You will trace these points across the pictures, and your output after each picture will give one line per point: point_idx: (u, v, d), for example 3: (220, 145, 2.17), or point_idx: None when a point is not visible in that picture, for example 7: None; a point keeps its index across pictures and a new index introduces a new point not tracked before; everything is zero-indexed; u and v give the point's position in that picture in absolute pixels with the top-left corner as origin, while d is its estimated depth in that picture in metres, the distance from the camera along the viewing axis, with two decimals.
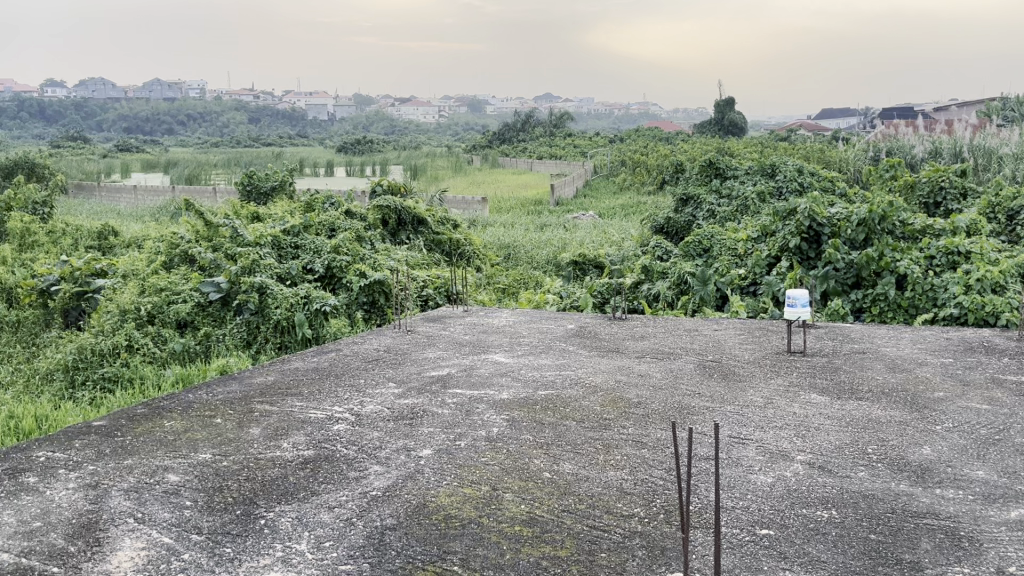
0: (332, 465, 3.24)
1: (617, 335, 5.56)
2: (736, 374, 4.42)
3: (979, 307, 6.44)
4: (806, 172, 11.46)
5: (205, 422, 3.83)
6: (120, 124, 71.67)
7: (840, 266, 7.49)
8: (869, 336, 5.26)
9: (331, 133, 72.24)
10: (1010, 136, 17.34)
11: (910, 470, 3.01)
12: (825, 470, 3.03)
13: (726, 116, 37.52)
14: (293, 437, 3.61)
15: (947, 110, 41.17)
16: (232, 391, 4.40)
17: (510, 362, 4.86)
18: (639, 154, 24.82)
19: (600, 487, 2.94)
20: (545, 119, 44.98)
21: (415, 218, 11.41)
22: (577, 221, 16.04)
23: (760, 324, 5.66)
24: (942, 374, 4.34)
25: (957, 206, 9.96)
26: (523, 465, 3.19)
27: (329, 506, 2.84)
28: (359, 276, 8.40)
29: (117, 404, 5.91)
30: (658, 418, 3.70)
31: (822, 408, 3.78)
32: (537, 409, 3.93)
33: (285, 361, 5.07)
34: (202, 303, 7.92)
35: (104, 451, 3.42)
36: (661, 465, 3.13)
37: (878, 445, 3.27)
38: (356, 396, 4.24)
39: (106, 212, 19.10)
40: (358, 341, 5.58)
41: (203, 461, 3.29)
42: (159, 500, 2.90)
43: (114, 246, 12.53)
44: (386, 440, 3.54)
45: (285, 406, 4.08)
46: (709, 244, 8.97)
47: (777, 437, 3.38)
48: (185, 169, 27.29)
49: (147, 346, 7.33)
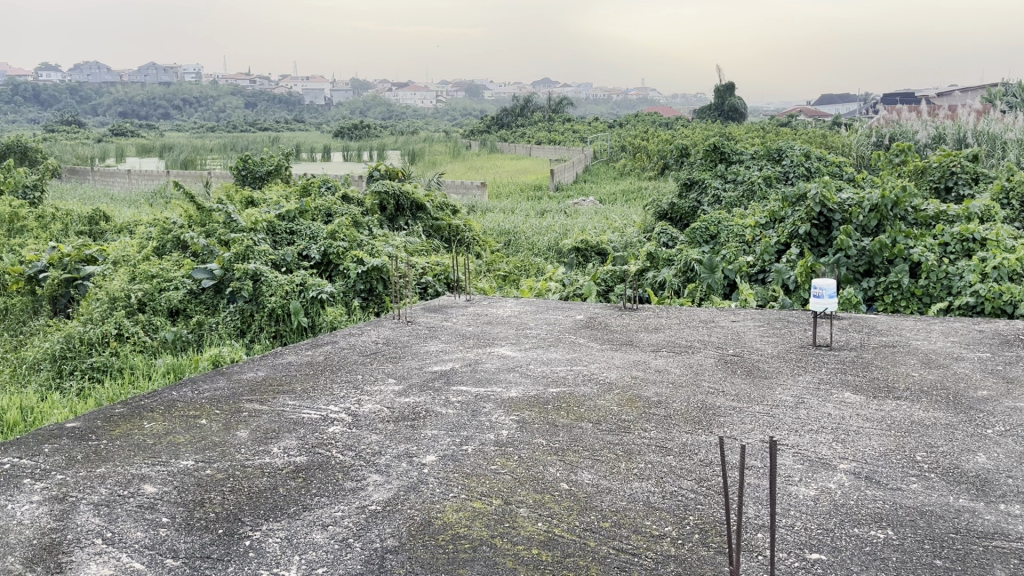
0: (326, 474, 2.95)
1: (629, 326, 5.26)
2: (761, 370, 4.13)
3: (996, 295, 6.16)
4: (814, 157, 11.08)
5: (188, 424, 3.53)
6: (115, 106, 70.87)
7: (851, 253, 7.15)
8: (897, 328, 4.96)
9: (327, 117, 71.76)
10: (1014, 121, 16.97)
11: (967, 482, 2.72)
12: (873, 481, 2.73)
13: (726, 100, 37.07)
14: (284, 441, 3.32)
15: (948, 96, 40.89)
16: (220, 388, 4.10)
17: (517, 356, 4.56)
18: (640, 138, 24.42)
19: (625, 501, 2.64)
20: (545, 104, 44.52)
21: (413, 203, 11.05)
22: (578, 207, 15.73)
23: (779, 315, 5.36)
24: (981, 370, 4.04)
25: (969, 191, 9.63)
26: (537, 475, 2.89)
27: (322, 524, 2.54)
28: (356, 262, 8.12)
29: (106, 396, 5.61)
30: (682, 420, 3.40)
31: (859, 409, 3.47)
32: (549, 408, 3.63)
33: (277, 354, 4.77)
34: (194, 290, 7.62)
35: (75, 457, 3.12)
36: (690, 475, 2.83)
37: (928, 452, 2.97)
38: (353, 394, 3.94)
39: (99, 197, 18.73)
40: (355, 332, 5.27)
41: (185, 469, 2.99)
42: (132, 517, 2.60)
43: (105, 232, 12.20)
44: (386, 444, 3.24)
45: (276, 405, 3.78)
46: (716, 230, 8.65)
47: (815, 442, 3.08)
48: (181, 154, 26.97)
49: (138, 335, 7.04)
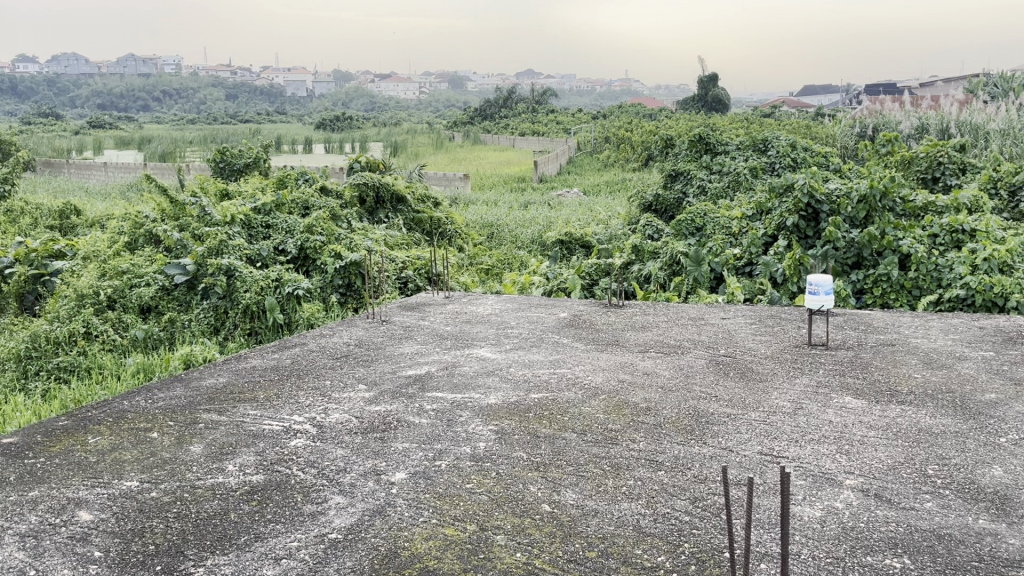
0: (284, 496, 2.68)
1: (615, 324, 5.00)
2: (755, 373, 3.89)
3: (987, 287, 5.96)
4: (800, 147, 10.89)
5: (137, 437, 3.24)
6: (93, 99, 69.58)
7: (840, 245, 6.94)
8: (895, 325, 4.74)
9: (310, 109, 70.95)
10: (997, 112, 16.81)
11: (986, 499, 2.48)
12: (883, 499, 2.50)
13: (710, 92, 36.88)
14: (240, 457, 3.04)
15: (930, 87, 40.83)
16: (175, 396, 3.80)
17: (497, 358, 4.29)
18: (623, 129, 24.13)
19: (612, 526, 2.39)
20: (528, 95, 44.12)
21: (394, 196, 10.71)
22: (561, 199, 15.46)
23: (772, 312, 5.12)
24: (987, 371, 3.82)
25: (956, 181, 9.45)
26: (517, 495, 2.63)
27: (274, 557, 2.28)
28: (333, 257, 7.81)
29: (71, 399, 5.31)
30: (673, 430, 3.15)
31: (861, 416, 3.24)
32: (530, 417, 3.37)
33: (241, 358, 4.47)
34: (166, 286, 7.28)
35: (7, 479, 2.85)
36: (684, 494, 2.59)
37: (939, 465, 2.74)
38: (319, 402, 3.65)
39: (73, 190, 18.25)
40: (327, 333, 4.98)
41: (127, 492, 2.72)
42: (61, 551, 2.35)
43: (76, 227, 11.79)
44: (352, 460, 2.97)
45: (235, 416, 3.50)
46: (701, 222, 8.40)
47: (818, 455, 2.84)
48: (159, 146, 26.49)
49: (107, 333, 6.73)
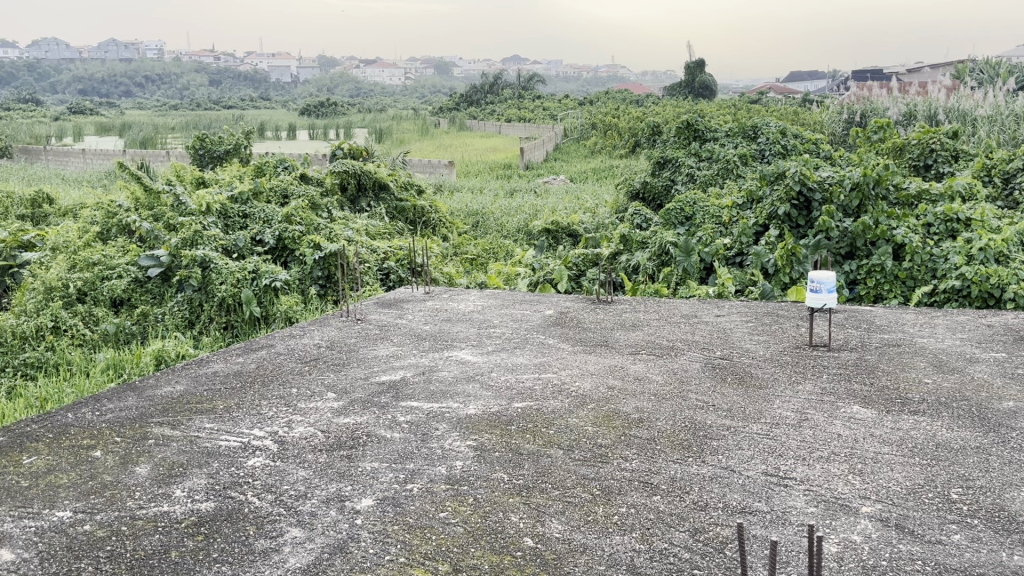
0: (234, 529, 2.38)
1: (604, 322, 4.73)
2: (754, 378, 3.62)
3: (983, 278, 5.68)
4: (790, 134, 10.62)
5: (77, 458, 2.93)
6: (73, 85, 68.21)
7: (833, 235, 6.66)
8: (898, 323, 4.48)
9: (293, 94, 69.98)
10: (985, 98, 16.56)
11: (1021, 531, 2.22)
12: (905, 531, 2.23)
13: (698, 78, 36.55)
14: (189, 480, 2.73)
15: (915, 74, 40.71)
16: (127, 407, 3.48)
17: (478, 361, 4.01)
18: (610, 115, 23.75)
19: (603, 567, 2.11)
20: (515, 81, 43.57)
21: (375, 183, 10.36)
22: (548, 186, 15.16)
23: (769, 310, 4.85)
24: (1001, 375, 3.56)
25: (949, 169, 9.18)
26: (497, 527, 2.34)
27: None
28: (312, 248, 7.49)
29: (39, 397, 5.00)
30: (668, 446, 2.88)
31: (871, 429, 2.97)
32: (512, 431, 3.08)
33: (202, 362, 4.15)
34: (139, 279, 6.92)
35: None
36: (683, 525, 2.31)
37: (964, 489, 2.48)
38: (283, 414, 3.35)
39: (48, 177, 17.66)
40: (299, 334, 4.66)
41: (58, 525, 2.42)
42: None
43: (48, 216, 11.36)
44: (314, 483, 2.67)
45: (190, 430, 3.18)
46: (692, 211, 8.06)
47: (828, 477, 2.57)
48: (141, 133, 25.97)
49: (77, 327, 6.38)
